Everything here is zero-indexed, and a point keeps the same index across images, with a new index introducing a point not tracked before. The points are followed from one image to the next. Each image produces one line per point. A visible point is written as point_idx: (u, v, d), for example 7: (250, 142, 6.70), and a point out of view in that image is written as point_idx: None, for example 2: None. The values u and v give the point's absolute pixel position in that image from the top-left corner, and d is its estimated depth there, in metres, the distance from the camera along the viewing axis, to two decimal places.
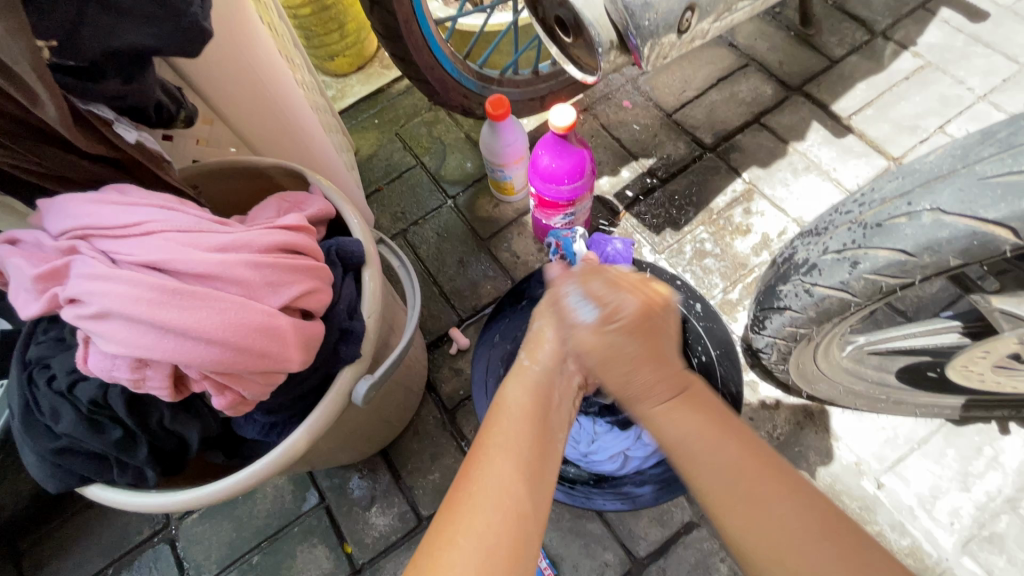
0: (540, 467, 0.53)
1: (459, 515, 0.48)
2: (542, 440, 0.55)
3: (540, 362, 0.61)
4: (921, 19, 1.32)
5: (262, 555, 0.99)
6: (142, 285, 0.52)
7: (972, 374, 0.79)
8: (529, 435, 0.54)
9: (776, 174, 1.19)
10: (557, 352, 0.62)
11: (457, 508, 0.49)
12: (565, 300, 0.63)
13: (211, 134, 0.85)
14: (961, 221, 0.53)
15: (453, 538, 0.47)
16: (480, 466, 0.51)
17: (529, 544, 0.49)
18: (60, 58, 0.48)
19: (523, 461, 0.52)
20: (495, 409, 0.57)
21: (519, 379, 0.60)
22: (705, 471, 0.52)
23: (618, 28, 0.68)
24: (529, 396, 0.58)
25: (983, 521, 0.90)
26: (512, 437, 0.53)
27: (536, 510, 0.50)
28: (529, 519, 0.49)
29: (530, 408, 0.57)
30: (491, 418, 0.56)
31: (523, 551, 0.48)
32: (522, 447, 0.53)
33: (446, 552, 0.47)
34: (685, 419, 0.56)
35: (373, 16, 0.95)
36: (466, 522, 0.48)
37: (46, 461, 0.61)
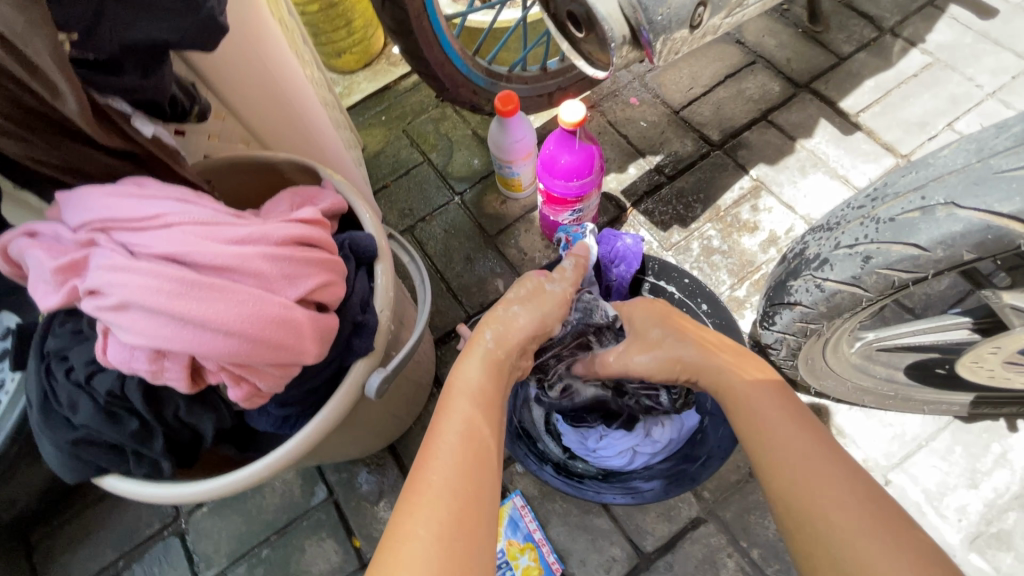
0: (484, 449, 0.61)
1: (415, 504, 0.54)
2: (477, 443, 0.61)
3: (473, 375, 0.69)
4: (930, 16, 1.31)
5: (271, 548, 1.00)
6: (161, 276, 0.53)
7: (981, 370, 0.78)
8: (476, 420, 0.63)
9: (784, 171, 1.19)
10: (497, 362, 0.71)
11: (409, 503, 0.55)
12: (510, 312, 0.76)
13: (222, 129, 0.84)
14: (976, 214, 0.53)
15: (409, 533, 0.52)
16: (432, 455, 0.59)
17: (479, 525, 0.55)
18: (79, 51, 0.49)
19: (467, 435, 0.61)
20: (449, 392, 0.67)
21: (466, 364, 0.70)
22: (788, 459, 0.61)
23: (630, 23, 0.68)
24: (479, 379, 0.69)
25: (991, 517, 0.90)
26: (464, 422, 0.63)
27: (484, 491, 0.58)
28: (478, 496, 0.57)
29: (481, 393, 0.67)
30: (436, 421, 0.63)
31: (478, 522, 0.55)
32: (469, 434, 0.61)
33: (403, 546, 0.51)
34: (771, 397, 0.67)
35: (383, 12, 0.95)
36: (421, 511, 0.54)
37: (63, 452, 0.61)
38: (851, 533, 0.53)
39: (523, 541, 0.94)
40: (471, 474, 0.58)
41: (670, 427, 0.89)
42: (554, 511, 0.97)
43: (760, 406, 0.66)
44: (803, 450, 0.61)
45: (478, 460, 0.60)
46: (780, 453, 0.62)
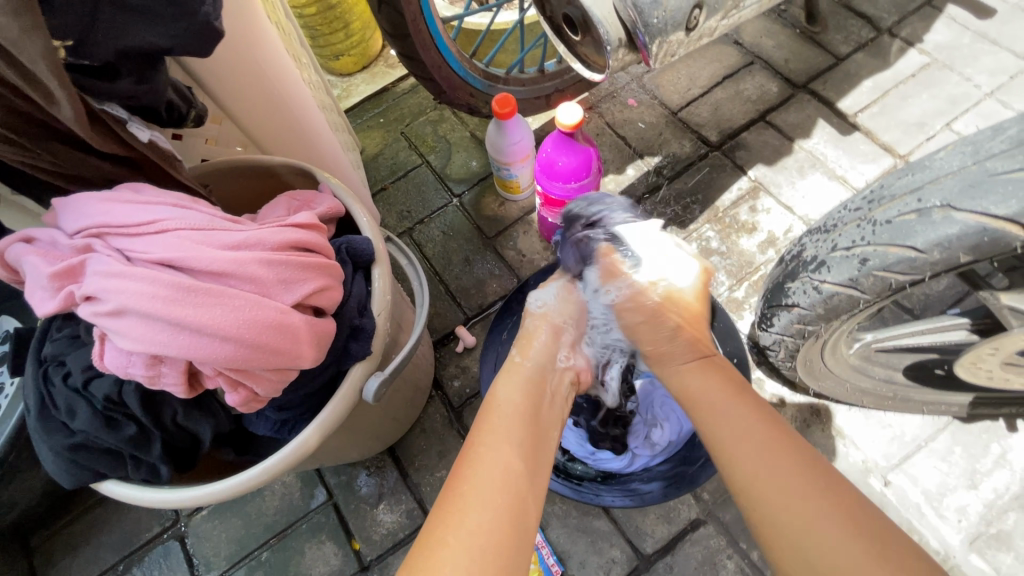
0: (532, 462, 0.58)
1: (457, 510, 0.52)
2: (531, 437, 0.61)
3: (530, 359, 0.72)
4: (928, 16, 1.31)
5: (271, 551, 1.00)
6: (157, 282, 0.53)
7: (980, 370, 0.78)
8: (525, 433, 0.61)
9: (782, 172, 1.19)
10: (546, 350, 0.74)
11: (450, 503, 0.53)
12: (546, 303, 0.80)
13: (219, 133, 0.84)
14: (971, 217, 0.53)
15: (448, 537, 0.50)
16: (476, 463, 0.56)
17: (523, 539, 0.52)
18: (75, 57, 0.49)
19: (518, 446, 0.58)
20: (490, 406, 0.63)
21: (511, 381, 0.67)
22: (734, 441, 0.61)
23: (626, 26, 0.68)
24: (522, 397, 0.65)
25: (991, 518, 0.90)
26: (506, 435, 0.59)
27: (530, 506, 0.55)
28: (525, 508, 0.54)
29: (523, 407, 0.64)
30: (482, 416, 0.62)
31: (522, 535, 0.52)
32: (518, 444, 0.58)
33: (441, 551, 0.50)
34: (711, 375, 0.70)
35: (380, 15, 0.95)
36: (462, 517, 0.52)
37: (61, 458, 0.61)
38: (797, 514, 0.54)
39: None
40: (521, 476, 0.56)
41: (669, 429, 0.90)
42: (554, 513, 0.97)
43: (700, 388, 0.68)
44: (759, 426, 0.62)
45: (527, 475, 0.56)
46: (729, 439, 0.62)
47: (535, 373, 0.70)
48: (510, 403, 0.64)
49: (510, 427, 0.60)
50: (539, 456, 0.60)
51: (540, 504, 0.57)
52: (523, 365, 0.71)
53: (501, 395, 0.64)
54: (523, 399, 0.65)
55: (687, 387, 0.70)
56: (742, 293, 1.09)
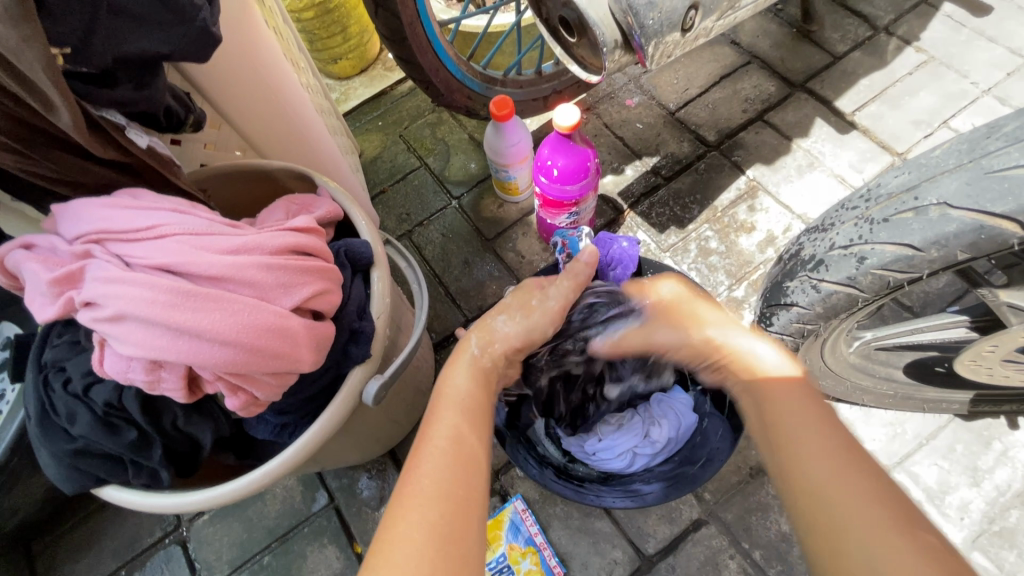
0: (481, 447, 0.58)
1: (406, 504, 0.51)
2: (479, 423, 0.61)
3: (487, 353, 0.69)
4: (925, 14, 1.31)
5: (272, 555, 1.00)
6: (156, 287, 0.53)
7: (980, 368, 0.78)
8: (467, 421, 0.60)
9: (780, 171, 1.19)
10: (510, 347, 0.70)
11: (403, 494, 0.52)
12: (532, 300, 0.74)
13: (218, 138, 0.83)
14: (968, 214, 0.53)
15: (398, 531, 0.50)
16: (424, 456, 0.55)
17: (473, 526, 0.52)
18: (72, 65, 0.49)
19: (459, 433, 0.58)
20: (438, 399, 0.63)
21: (456, 371, 0.66)
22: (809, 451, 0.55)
23: (621, 28, 0.69)
24: (469, 384, 0.65)
25: (993, 515, 0.90)
26: (454, 424, 0.59)
27: (477, 489, 0.54)
28: (471, 497, 0.53)
29: (470, 396, 0.63)
30: (434, 403, 0.62)
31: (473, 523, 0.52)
32: (460, 430, 0.58)
33: (393, 544, 0.49)
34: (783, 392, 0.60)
35: (377, 18, 0.95)
36: (413, 511, 0.51)
37: (63, 463, 0.62)
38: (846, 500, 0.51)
39: (524, 545, 0.94)
40: (467, 464, 0.55)
41: (668, 426, 0.89)
42: (555, 514, 0.97)
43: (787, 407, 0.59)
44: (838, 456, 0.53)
45: (472, 463, 0.56)
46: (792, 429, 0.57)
47: (484, 358, 0.68)
48: (459, 390, 0.64)
49: (459, 414, 0.60)
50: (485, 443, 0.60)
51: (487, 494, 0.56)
52: (481, 360, 0.68)
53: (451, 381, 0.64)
54: (472, 385, 0.65)
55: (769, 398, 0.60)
56: (742, 292, 1.09)
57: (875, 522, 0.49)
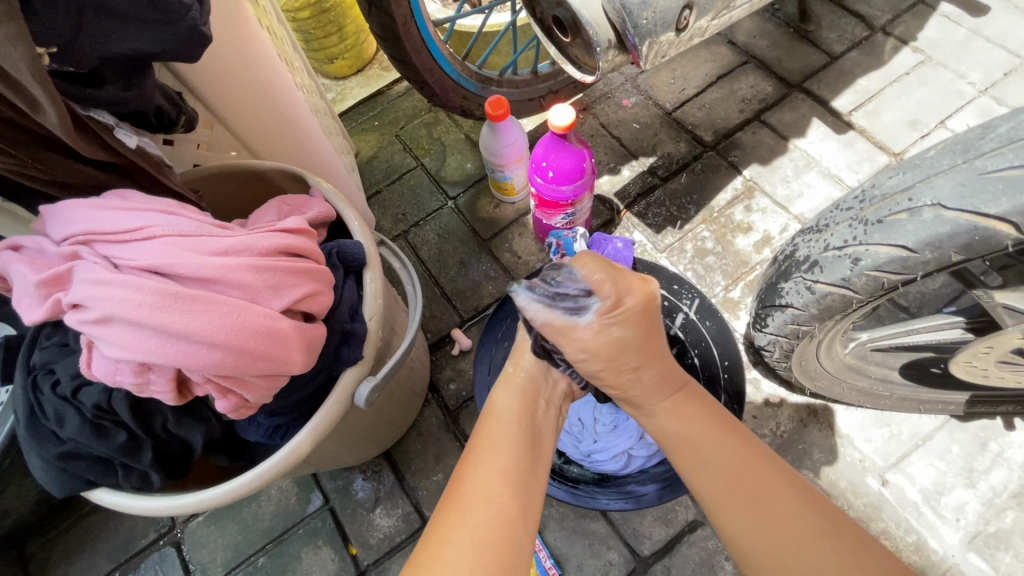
0: (531, 467, 0.59)
1: (454, 516, 0.53)
2: (531, 440, 0.62)
3: (525, 369, 0.69)
4: (922, 14, 1.31)
5: (267, 557, 1.00)
6: (143, 289, 0.53)
7: (976, 369, 0.78)
8: (519, 436, 0.61)
9: (777, 171, 1.19)
10: (541, 360, 0.70)
11: (452, 507, 0.54)
12: None
13: (212, 138, 0.83)
14: (962, 215, 0.53)
15: (448, 534, 0.52)
16: (474, 473, 0.56)
17: (523, 539, 0.54)
18: (59, 63, 0.49)
19: (516, 450, 0.59)
20: (488, 415, 0.64)
21: (509, 389, 0.67)
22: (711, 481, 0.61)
23: (615, 27, 0.68)
24: (517, 403, 0.65)
25: (989, 517, 0.90)
26: (507, 437, 0.60)
27: (530, 502, 0.56)
28: (523, 512, 0.55)
29: (519, 412, 0.64)
30: (482, 421, 0.63)
31: (522, 535, 0.54)
32: (516, 453, 0.59)
33: (444, 547, 0.51)
34: (686, 414, 0.66)
35: (371, 18, 0.95)
36: (464, 524, 0.52)
37: (52, 466, 0.61)
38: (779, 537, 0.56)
39: None
40: (514, 486, 0.56)
41: None
42: (550, 516, 0.96)
43: (692, 427, 0.65)
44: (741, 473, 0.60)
45: (524, 477, 0.57)
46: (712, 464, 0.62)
47: (526, 377, 0.68)
48: (507, 410, 0.64)
49: (512, 434, 0.61)
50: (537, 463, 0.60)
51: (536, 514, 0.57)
52: (517, 375, 0.69)
53: (499, 402, 0.65)
54: (520, 405, 0.65)
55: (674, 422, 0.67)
56: (738, 293, 1.09)
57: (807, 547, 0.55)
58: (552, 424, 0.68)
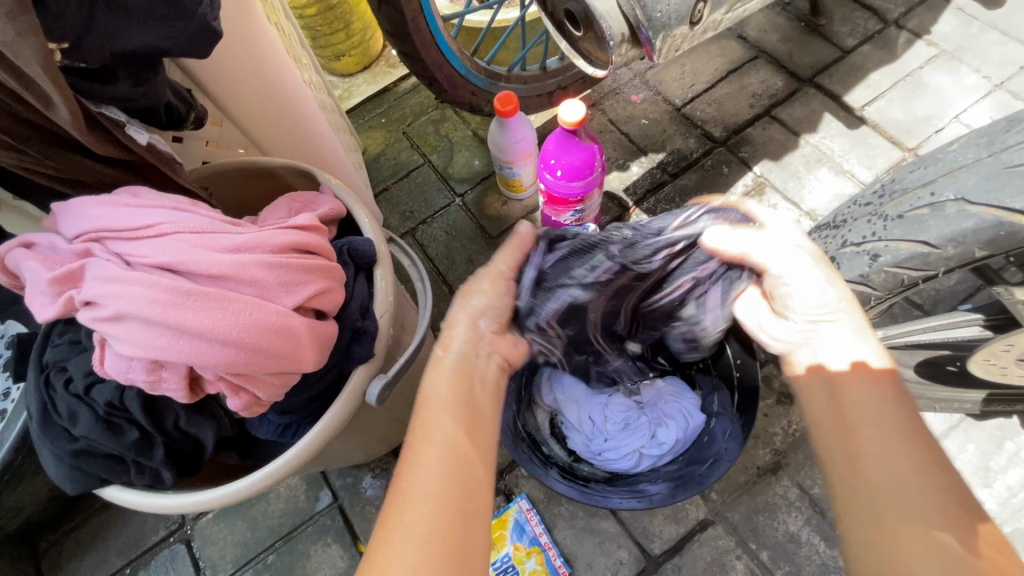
0: (471, 452, 0.55)
1: (393, 513, 0.50)
2: (469, 424, 0.57)
3: (452, 350, 0.65)
4: (936, 7, 1.29)
5: (277, 554, 1.00)
6: (156, 286, 0.52)
7: (994, 368, 0.76)
8: (457, 422, 0.57)
9: (789, 167, 1.18)
10: (468, 336, 0.66)
11: (393, 506, 0.51)
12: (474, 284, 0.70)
13: (219, 134, 0.83)
14: (987, 210, 0.52)
15: (389, 537, 0.48)
16: (411, 463, 0.53)
17: (469, 536, 0.50)
18: (71, 60, 0.49)
19: (450, 436, 0.55)
20: (422, 403, 0.59)
21: (437, 373, 0.62)
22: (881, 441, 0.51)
23: (629, 21, 0.67)
24: (449, 388, 0.60)
25: (1006, 517, 0.88)
26: (443, 423, 0.56)
27: (478, 494, 0.52)
28: (471, 504, 0.51)
29: (452, 397, 0.59)
30: (418, 409, 0.58)
31: (471, 529, 0.50)
32: (449, 436, 0.55)
33: (383, 549, 0.48)
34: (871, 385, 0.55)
35: (380, 13, 0.94)
36: (404, 523, 0.49)
37: (64, 463, 0.61)
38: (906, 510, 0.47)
39: (529, 545, 0.93)
40: (456, 475, 0.52)
41: (675, 427, 0.88)
42: (560, 514, 0.96)
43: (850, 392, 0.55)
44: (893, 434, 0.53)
45: (470, 461, 0.54)
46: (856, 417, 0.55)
47: (463, 362, 0.64)
48: (441, 394, 0.60)
49: (443, 418, 0.57)
50: (479, 442, 0.56)
51: (485, 501, 0.53)
52: (447, 357, 0.64)
53: (432, 387, 0.60)
54: (452, 389, 0.60)
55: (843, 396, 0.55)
56: None
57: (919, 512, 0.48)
58: (495, 399, 0.63)
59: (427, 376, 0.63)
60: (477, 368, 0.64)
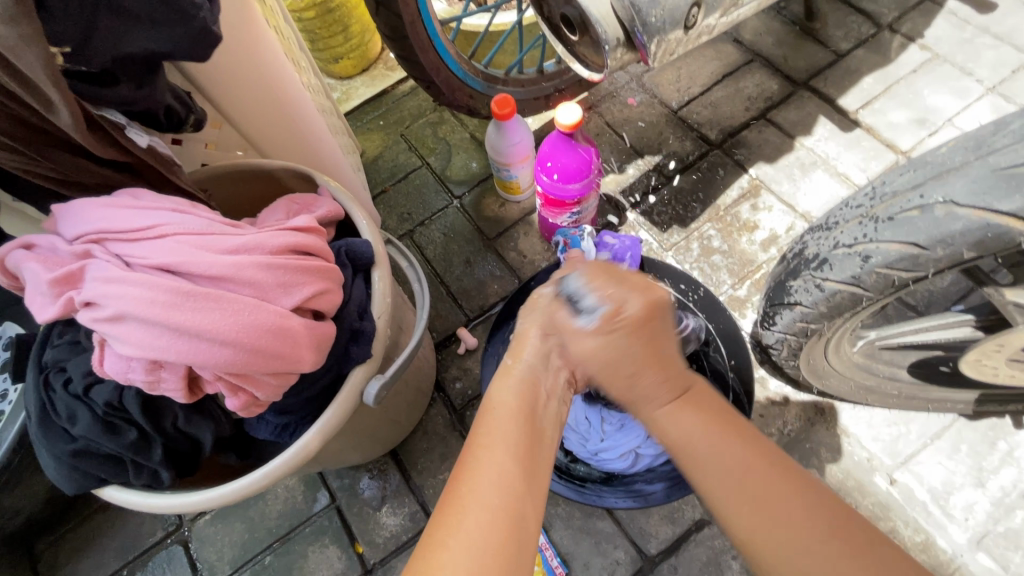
0: (532, 466, 0.53)
1: (451, 517, 0.49)
2: (533, 437, 0.55)
3: (522, 362, 0.61)
4: (929, 11, 1.31)
5: (274, 555, 1.00)
6: (156, 287, 0.53)
7: (986, 368, 0.77)
8: (518, 435, 0.54)
9: (783, 170, 1.19)
10: (540, 349, 0.62)
11: (448, 510, 0.50)
12: (541, 300, 0.66)
13: (219, 137, 0.84)
14: (974, 213, 0.53)
15: (445, 541, 0.48)
16: (470, 471, 0.52)
17: (523, 548, 0.49)
18: (72, 64, 0.49)
19: (517, 448, 0.53)
20: (485, 411, 0.57)
21: (505, 384, 0.59)
22: (716, 478, 0.54)
23: (624, 26, 0.68)
24: (519, 396, 0.58)
25: (998, 516, 0.89)
26: (506, 432, 0.54)
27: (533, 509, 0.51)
28: (525, 514, 0.50)
29: (520, 406, 0.57)
30: (482, 416, 0.56)
31: (524, 542, 0.49)
32: (513, 445, 0.53)
33: (438, 554, 0.47)
34: (685, 419, 0.58)
35: (378, 17, 0.95)
36: (461, 530, 0.48)
37: (63, 464, 0.61)
38: (791, 541, 0.51)
39: None
40: (515, 487, 0.51)
41: None
42: (557, 515, 0.96)
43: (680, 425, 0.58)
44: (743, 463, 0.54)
45: (525, 474, 0.52)
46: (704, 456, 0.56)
47: (536, 377, 0.60)
48: (509, 401, 0.57)
49: (511, 428, 0.55)
50: (540, 455, 0.55)
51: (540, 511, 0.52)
52: (516, 367, 0.61)
53: (499, 394, 0.58)
54: (523, 398, 0.57)
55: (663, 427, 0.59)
56: (744, 292, 1.08)
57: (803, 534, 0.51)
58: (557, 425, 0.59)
59: (494, 382, 0.60)
60: (544, 381, 0.60)
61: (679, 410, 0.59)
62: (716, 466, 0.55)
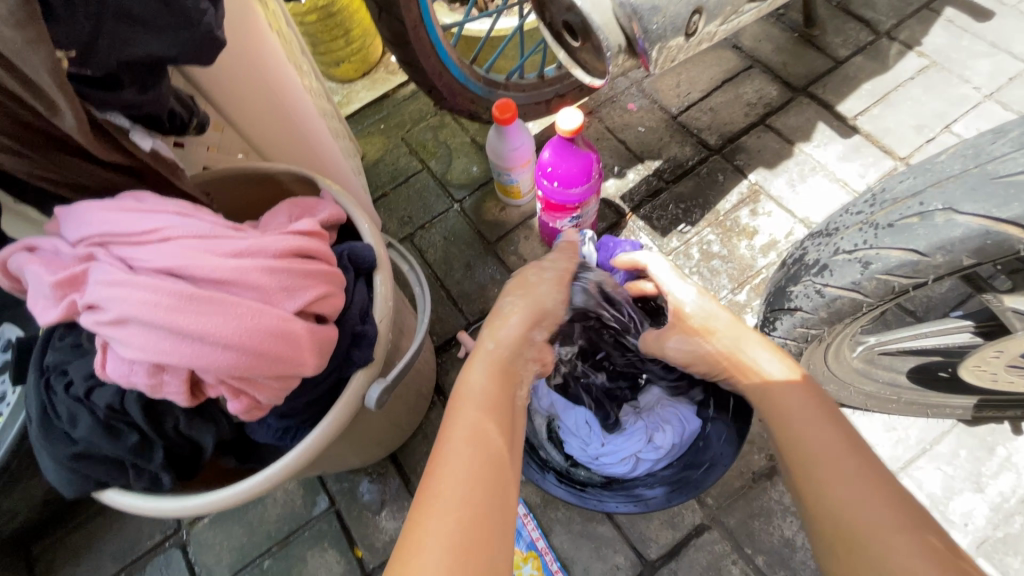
0: (499, 442, 0.60)
1: (429, 497, 0.53)
2: (500, 419, 0.63)
3: (501, 345, 0.73)
4: (927, 19, 1.32)
5: (273, 559, 0.99)
6: (160, 291, 0.53)
7: (985, 373, 0.77)
8: (485, 418, 0.61)
9: (782, 175, 1.19)
10: (518, 334, 0.74)
11: (428, 488, 0.55)
12: (535, 288, 0.81)
13: (221, 140, 0.85)
14: (974, 220, 0.53)
15: (423, 520, 0.52)
16: (445, 452, 0.57)
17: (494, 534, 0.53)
18: (78, 67, 0.50)
19: (485, 427, 0.60)
20: (458, 395, 0.65)
21: (475, 367, 0.69)
22: (810, 436, 0.62)
23: (626, 32, 0.69)
24: (487, 380, 0.67)
25: (998, 521, 0.89)
26: (474, 425, 0.60)
27: (501, 475, 0.57)
28: (497, 492, 0.55)
29: (488, 391, 0.65)
30: (454, 402, 0.64)
31: (494, 521, 0.53)
32: (482, 425, 0.60)
33: (418, 533, 0.51)
34: (800, 401, 0.65)
35: (381, 22, 0.96)
36: (438, 501, 0.53)
37: (63, 466, 0.61)
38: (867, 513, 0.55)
39: (526, 550, 0.94)
40: (488, 460, 0.57)
41: (672, 431, 0.88)
42: (557, 519, 0.96)
43: (786, 402, 0.66)
44: (839, 439, 0.61)
45: (493, 458, 0.58)
46: (806, 433, 0.62)
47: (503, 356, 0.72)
48: (478, 388, 0.65)
49: (478, 411, 0.62)
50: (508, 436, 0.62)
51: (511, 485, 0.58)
52: (490, 350, 0.72)
53: (469, 380, 0.66)
54: (490, 383, 0.66)
55: (778, 401, 0.67)
56: (744, 297, 1.09)
57: (881, 511, 0.54)
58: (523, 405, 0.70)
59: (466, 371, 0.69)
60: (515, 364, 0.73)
61: (786, 389, 0.67)
62: (817, 439, 0.61)
